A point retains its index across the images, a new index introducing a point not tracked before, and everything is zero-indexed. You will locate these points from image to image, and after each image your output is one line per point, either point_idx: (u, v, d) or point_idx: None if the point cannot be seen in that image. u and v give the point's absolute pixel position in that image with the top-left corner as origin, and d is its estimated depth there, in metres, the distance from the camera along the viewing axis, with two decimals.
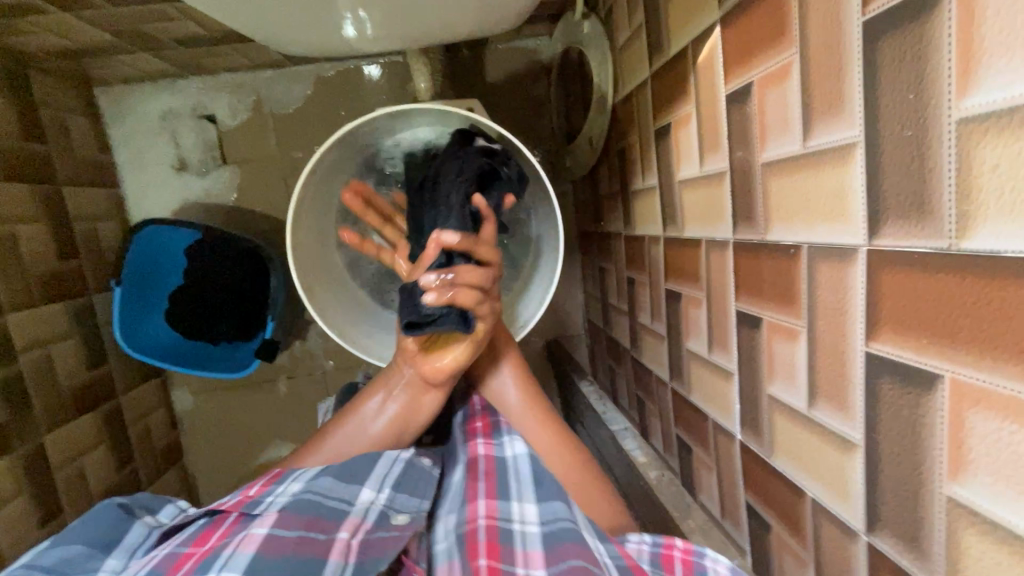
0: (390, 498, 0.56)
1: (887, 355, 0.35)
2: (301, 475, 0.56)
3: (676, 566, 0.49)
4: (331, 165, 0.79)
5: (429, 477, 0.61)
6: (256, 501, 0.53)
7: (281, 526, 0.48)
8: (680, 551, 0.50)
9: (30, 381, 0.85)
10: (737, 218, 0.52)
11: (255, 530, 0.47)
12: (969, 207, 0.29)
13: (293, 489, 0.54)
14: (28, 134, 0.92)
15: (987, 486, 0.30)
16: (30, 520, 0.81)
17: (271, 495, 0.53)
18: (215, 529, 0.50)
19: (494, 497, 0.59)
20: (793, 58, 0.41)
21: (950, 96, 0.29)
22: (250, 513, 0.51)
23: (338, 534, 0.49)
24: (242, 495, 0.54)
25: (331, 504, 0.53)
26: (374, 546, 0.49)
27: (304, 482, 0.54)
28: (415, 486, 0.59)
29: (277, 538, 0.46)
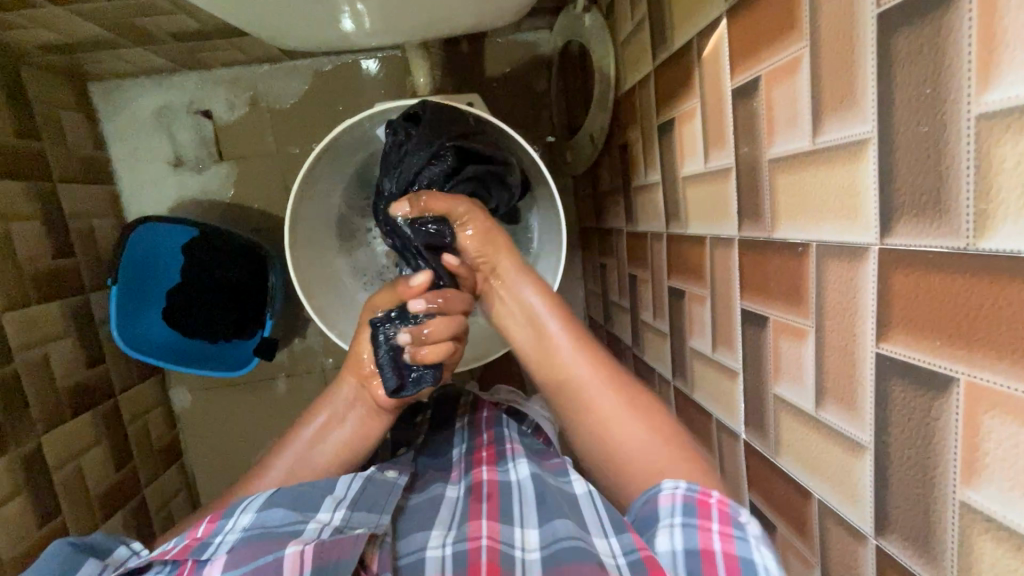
0: (345, 517, 0.54)
1: (900, 356, 0.35)
2: (252, 504, 0.53)
3: (712, 514, 0.47)
4: (327, 166, 0.78)
5: (390, 487, 0.61)
6: (203, 544, 0.50)
7: (231, 567, 0.46)
8: (715, 496, 0.47)
9: (26, 381, 0.84)
10: (742, 215, 0.51)
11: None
12: (987, 206, 0.28)
13: (244, 524, 0.52)
14: (21, 130, 0.91)
15: (1003, 492, 0.29)
16: (28, 520, 0.80)
17: (220, 534, 0.51)
18: None
19: (496, 519, 0.58)
20: (802, 51, 0.40)
21: (969, 91, 0.28)
22: (200, 560, 0.49)
23: (288, 548, 0.47)
24: (188, 538, 0.51)
25: (285, 529, 0.51)
26: (332, 547, 0.49)
27: (254, 514, 0.52)
28: (373, 502, 0.58)
29: None
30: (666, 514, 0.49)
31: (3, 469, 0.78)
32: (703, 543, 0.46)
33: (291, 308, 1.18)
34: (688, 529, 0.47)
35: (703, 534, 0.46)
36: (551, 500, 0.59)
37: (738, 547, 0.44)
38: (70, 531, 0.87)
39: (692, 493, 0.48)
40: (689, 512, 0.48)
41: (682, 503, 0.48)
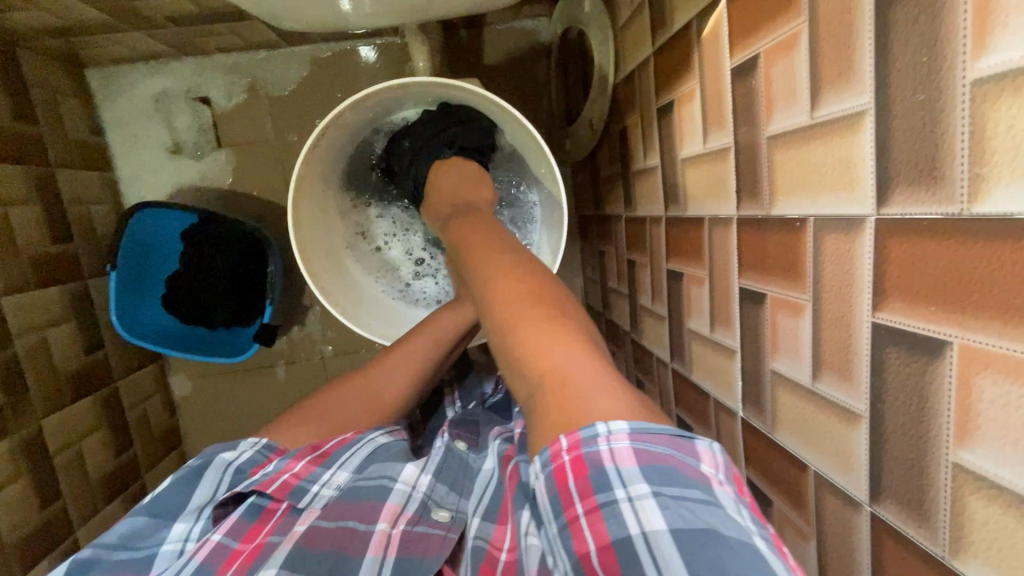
0: (430, 487, 0.61)
1: (895, 324, 0.35)
2: (349, 461, 0.61)
3: (571, 473, 0.36)
4: (330, 142, 0.77)
5: (465, 467, 0.66)
6: (301, 488, 0.58)
7: (321, 523, 0.55)
8: (567, 454, 0.37)
9: (27, 366, 0.85)
10: (741, 194, 0.52)
11: (296, 528, 0.55)
12: (981, 170, 0.29)
13: (339, 481, 0.60)
14: (18, 115, 0.91)
15: (995, 451, 0.30)
16: (30, 503, 0.81)
17: (316, 484, 0.59)
18: (264, 525, 0.56)
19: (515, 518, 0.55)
20: (801, 26, 0.41)
21: (964, 58, 0.29)
22: (296, 506, 0.57)
23: (378, 525, 0.55)
24: (288, 473, 0.58)
25: (371, 488, 0.59)
26: (418, 542, 0.55)
27: (350, 472, 0.60)
28: (454, 480, 0.64)
29: (319, 532, 0.54)
30: (546, 518, 0.37)
31: (4, 453, 0.78)
32: (579, 544, 0.35)
33: (291, 295, 1.18)
34: (565, 528, 0.36)
35: (575, 530, 0.35)
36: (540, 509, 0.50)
37: (611, 524, 0.34)
38: (71, 514, 0.88)
39: (546, 468, 0.37)
40: (555, 502, 0.36)
41: (548, 494, 0.37)
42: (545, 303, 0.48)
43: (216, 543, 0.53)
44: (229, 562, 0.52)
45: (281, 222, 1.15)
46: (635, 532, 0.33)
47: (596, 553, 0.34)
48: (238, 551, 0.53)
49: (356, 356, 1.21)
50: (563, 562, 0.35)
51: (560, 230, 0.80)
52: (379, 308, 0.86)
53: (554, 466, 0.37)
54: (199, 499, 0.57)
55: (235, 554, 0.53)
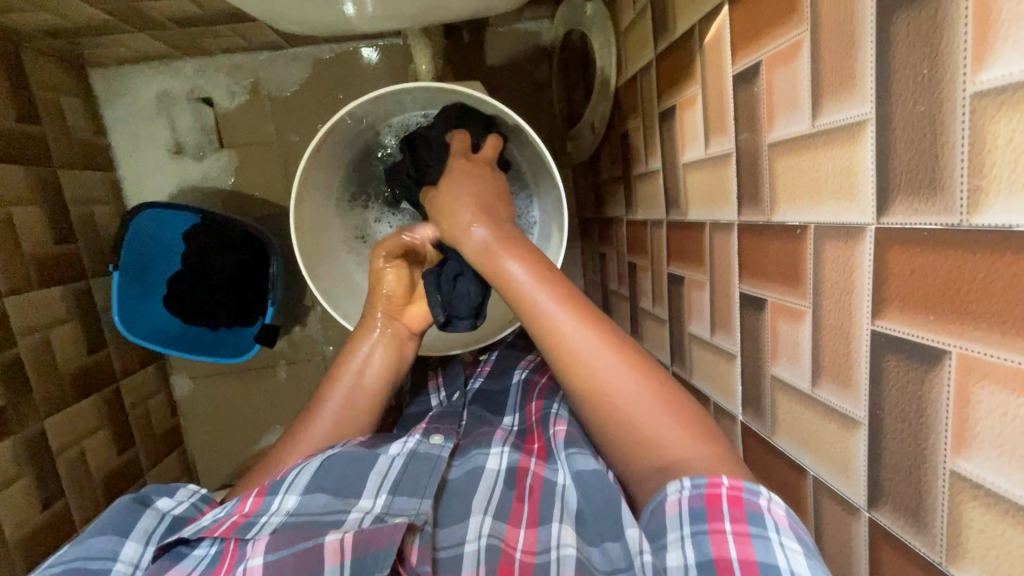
0: (387, 503, 0.57)
1: (894, 332, 0.36)
2: (296, 483, 0.58)
3: (725, 505, 0.43)
4: (332, 144, 0.78)
5: (433, 463, 0.61)
6: (249, 523, 0.56)
7: (273, 550, 0.51)
8: (727, 489, 0.44)
9: (29, 365, 0.85)
10: (742, 199, 0.52)
11: (252, 562, 0.51)
12: (980, 182, 0.29)
13: (288, 506, 0.57)
14: (22, 115, 0.91)
15: (992, 459, 0.30)
16: (32, 502, 0.81)
17: (265, 515, 0.56)
18: (220, 565, 0.52)
19: (534, 523, 0.58)
20: (803, 35, 0.41)
21: (964, 70, 0.29)
22: (245, 538, 0.54)
23: (328, 536, 0.51)
24: (236, 513, 0.57)
25: (326, 518, 0.56)
26: (369, 540, 0.51)
27: (298, 497, 0.57)
28: (416, 481, 0.59)
29: (273, 562, 0.50)
30: (675, 521, 0.45)
31: (8, 451, 0.78)
32: (717, 552, 0.42)
33: (292, 296, 1.18)
34: (699, 535, 0.43)
35: (716, 539, 0.42)
36: (593, 520, 0.56)
37: (760, 550, 0.41)
38: (73, 513, 0.88)
39: (699, 490, 0.44)
40: (698, 515, 0.44)
41: (690, 506, 0.44)
42: (635, 365, 0.53)
43: None
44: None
45: (282, 222, 1.16)
46: (781, 565, 0.39)
47: (735, 563, 0.41)
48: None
49: None
50: (689, 557, 0.43)
51: (563, 231, 0.80)
52: None
53: (709, 490, 0.44)
54: (145, 526, 0.56)
55: None
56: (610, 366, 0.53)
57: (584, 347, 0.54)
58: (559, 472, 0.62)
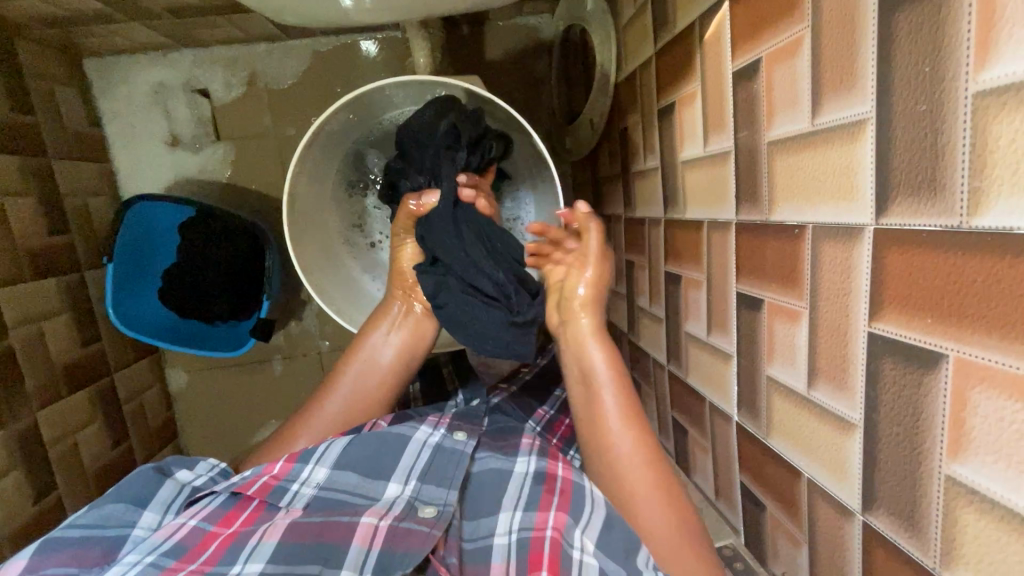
0: (416, 489, 0.59)
1: (891, 335, 0.35)
2: (326, 457, 0.60)
3: None
4: (328, 138, 0.77)
5: (458, 457, 0.63)
6: (281, 488, 0.58)
7: (304, 516, 0.54)
8: None
9: (22, 357, 0.84)
10: (741, 199, 0.51)
11: (278, 522, 0.54)
12: (981, 183, 0.29)
13: (319, 478, 0.59)
14: (16, 105, 0.90)
15: (987, 465, 0.30)
16: (24, 495, 0.81)
17: (295, 483, 0.58)
18: (240, 513, 0.56)
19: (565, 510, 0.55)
20: (804, 32, 0.40)
21: (967, 68, 0.29)
22: (274, 504, 0.57)
23: (363, 518, 0.54)
24: (266, 473, 0.58)
25: (353, 497, 0.59)
26: (401, 536, 0.53)
27: (328, 470, 0.59)
28: (443, 473, 0.61)
29: (297, 527, 0.53)
30: None
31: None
32: None
33: (288, 290, 1.18)
34: None
35: None
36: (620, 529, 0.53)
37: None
38: (66, 505, 0.88)
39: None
40: None
41: None
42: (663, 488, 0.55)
43: (192, 526, 0.53)
44: (204, 544, 0.52)
45: (278, 216, 1.15)
46: None
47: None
48: (214, 534, 0.53)
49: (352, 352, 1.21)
50: None
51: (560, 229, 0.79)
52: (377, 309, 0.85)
53: None
54: (165, 497, 0.58)
55: (211, 537, 0.53)
56: (635, 456, 0.57)
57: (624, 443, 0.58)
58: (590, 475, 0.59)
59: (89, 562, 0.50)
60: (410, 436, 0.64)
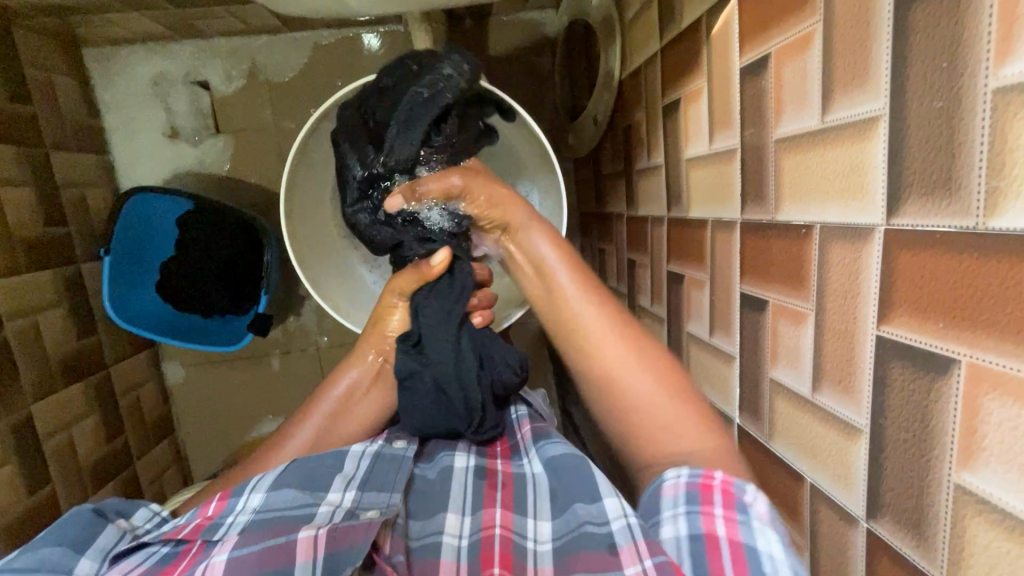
0: (356, 499, 0.56)
1: (901, 338, 0.34)
2: (261, 484, 0.56)
3: (716, 497, 0.44)
4: (327, 131, 0.76)
5: (398, 462, 0.60)
6: (215, 524, 0.53)
7: (241, 547, 0.48)
8: (718, 482, 0.45)
9: (17, 350, 0.84)
10: (746, 198, 0.50)
11: (216, 559, 0.48)
12: (999, 183, 0.28)
13: (254, 505, 0.54)
14: (14, 95, 0.89)
15: (999, 474, 0.29)
16: (18, 488, 0.80)
17: (231, 515, 0.54)
18: (178, 560, 0.49)
19: (510, 507, 0.57)
20: (815, 26, 0.39)
21: (987, 64, 0.28)
22: (211, 540, 0.51)
23: (300, 532, 0.49)
24: (200, 517, 0.54)
25: (297, 512, 0.54)
26: (342, 534, 0.49)
27: (264, 494, 0.55)
28: (384, 480, 0.58)
29: (238, 559, 0.47)
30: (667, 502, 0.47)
31: None
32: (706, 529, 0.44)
33: (287, 285, 1.17)
34: (692, 515, 0.45)
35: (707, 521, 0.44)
36: (563, 496, 0.55)
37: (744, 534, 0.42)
38: (60, 499, 0.87)
39: (694, 478, 0.46)
40: (692, 500, 0.45)
41: (682, 492, 0.46)
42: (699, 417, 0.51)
43: None
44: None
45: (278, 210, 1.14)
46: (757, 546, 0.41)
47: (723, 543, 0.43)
48: None
49: (350, 348, 1.21)
50: (682, 530, 0.45)
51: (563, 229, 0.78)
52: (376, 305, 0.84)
53: (703, 482, 0.45)
54: (103, 544, 0.51)
55: None
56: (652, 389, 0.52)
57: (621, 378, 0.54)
58: (526, 464, 0.62)
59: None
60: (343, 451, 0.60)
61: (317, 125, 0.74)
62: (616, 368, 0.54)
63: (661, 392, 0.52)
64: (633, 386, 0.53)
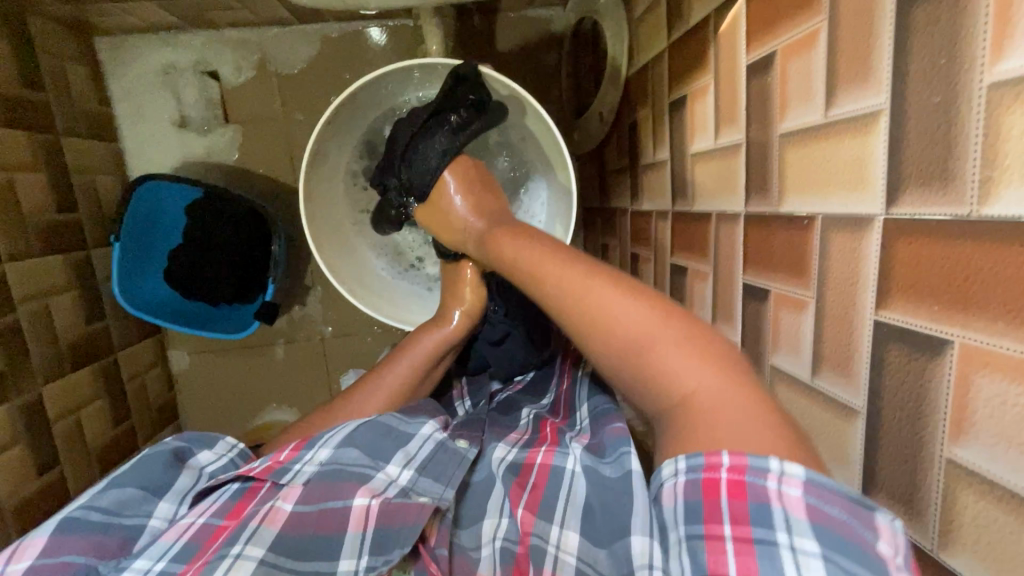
0: (412, 480, 0.53)
1: (897, 322, 0.36)
2: (331, 439, 0.54)
3: (724, 496, 0.35)
4: (342, 124, 0.78)
5: (460, 458, 0.56)
6: (284, 468, 0.52)
7: (304, 503, 0.50)
8: (727, 473, 0.35)
9: (28, 332, 0.85)
10: (751, 191, 0.52)
11: (281, 506, 0.49)
12: (992, 173, 0.29)
13: (322, 458, 0.53)
14: (28, 82, 0.90)
15: (989, 447, 0.31)
16: (28, 468, 0.81)
17: (299, 463, 0.53)
18: (248, 502, 0.50)
19: (536, 511, 0.53)
20: (820, 25, 0.41)
21: (983, 61, 0.29)
22: (279, 484, 0.51)
23: (357, 499, 0.50)
24: (271, 460, 0.53)
25: (355, 471, 0.52)
26: (398, 512, 0.50)
27: (331, 450, 0.53)
28: (442, 472, 0.54)
29: (298, 516, 0.49)
30: (674, 520, 0.37)
31: (5, 415, 0.79)
32: (714, 563, 0.33)
33: (293, 275, 1.18)
34: (694, 543, 0.35)
35: (716, 549, 0.34)
36: (601, 517, 0.49)
37: (764, 563, 0.32)
38: (68, 480, 0.89)
39: (696, 474, 0.36)
40: (694, 512, 0.36)
41: (688, 501, 0.36)
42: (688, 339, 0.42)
43: (200, 525, 0.48)
44: (213, 539, 0.47)
45: (285, 201, 1.16)
46: None
47: None
48: (223, 530, 0.48)
49: (354, 338, 1.22)
50: (686, 567, 0.34)
51: (570, 224, 0.80)
52: (387, 294, 0.86)
53: (707, 478, 0.36)
54: (181, 486, 0.52)
55: (220, 532, 0.48)
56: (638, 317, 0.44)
57: (593, 317, 0.47)
58: (569, 458, 0.55)
59: (105, 554, 0.46)
60: (412, 429, 0.57)
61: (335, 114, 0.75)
62: (593, 306, 0.47)
63: (650, 315, 0.44)
64: (619, 317, 0.45)
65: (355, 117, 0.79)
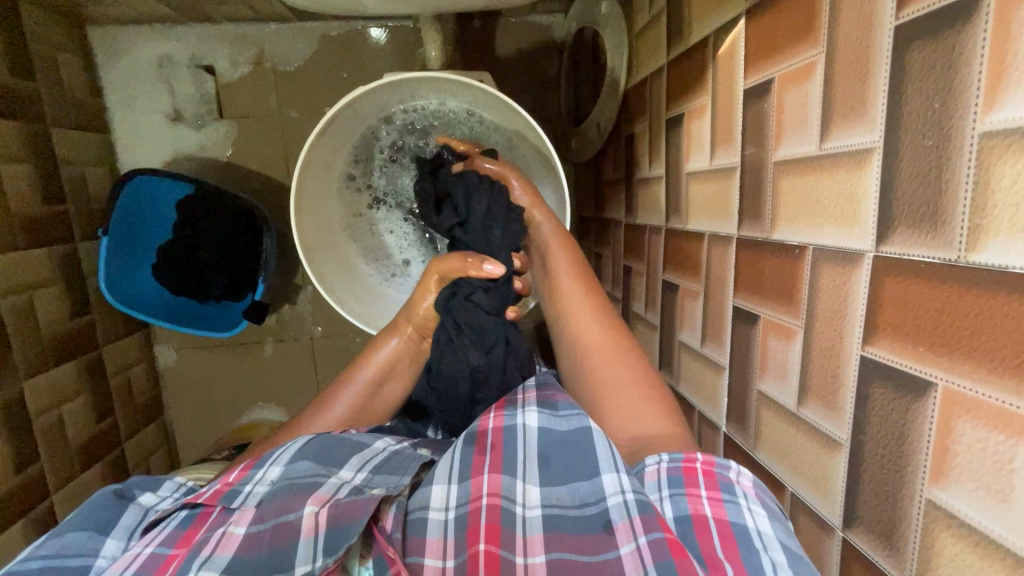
0: (366, 478, 0.53)
1: (882, 359, 0.36)
2: (281, 457, 0.55)
3: (699, 478, 0.44)
4: (337, 132, 0.77)
5: (416, 457, 0.56)
6: (235, 491, 0.52)
7: (257, 522, 0.48)
8: (700, 462, 0.45)
9: (9, 326, 0.83)
10: (744, 215, 0.52)
11: (234, 530, 0.48)
12: (981, 221, 0.30)
13: (273, 478, 0.53)
14: (18, 70, 0.88)
15: (968, 491, 0.31)
16: (8, 464, 0.80)
17: (249, 484, 0.53)
18: (199, 528, 0.49)
19: (500, 471, 0.51)
20: (817, 57, 0.41)
21: (976, 109, 0.30)
22: (229, 508, 0.50)
23: (306, 507, 0.48)
24: (220, 483, 0.53)
25: (306, 480, 0.51)
26: (344, 512, 0.47)
27: (283, 467, 0.53)
28: (398, 466, 0.55)
29: (254, 535, 0.47)
30: (654, 487, 0.46)
31: None
32: (693, 509, 0.43)
33: (283, 274, 1.17)
34: (676, 497, 0.44)
35: (692, 499, 0.44)
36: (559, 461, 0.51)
37: (732, 509, 0.42)
38: (48, 477, 0.87)
39: (676, 462, 0.46)
40: (675, 482, 0.45)
41: (667, 474, 0.46)
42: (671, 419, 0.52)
43: (147, 555, 0.46)
44: (164, 568, 0.45)
45: (277, 199, 1.15)
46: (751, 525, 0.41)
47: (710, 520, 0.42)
48: (173, 557, 0.46)
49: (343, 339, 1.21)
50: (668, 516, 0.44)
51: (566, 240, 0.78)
52: (371, 299, 0.86)
53: (685, 464, 0.45)
54: (129, 522, 0.50)
55: (170, 560, 0.46)
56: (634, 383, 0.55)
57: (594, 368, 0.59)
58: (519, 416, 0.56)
59: None
60: (367, 439, 0.58)
61: (333, 118, 0.75)
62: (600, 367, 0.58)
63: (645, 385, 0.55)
64: (615, 371, 0.57)
65: (347, 125, 0.78)
